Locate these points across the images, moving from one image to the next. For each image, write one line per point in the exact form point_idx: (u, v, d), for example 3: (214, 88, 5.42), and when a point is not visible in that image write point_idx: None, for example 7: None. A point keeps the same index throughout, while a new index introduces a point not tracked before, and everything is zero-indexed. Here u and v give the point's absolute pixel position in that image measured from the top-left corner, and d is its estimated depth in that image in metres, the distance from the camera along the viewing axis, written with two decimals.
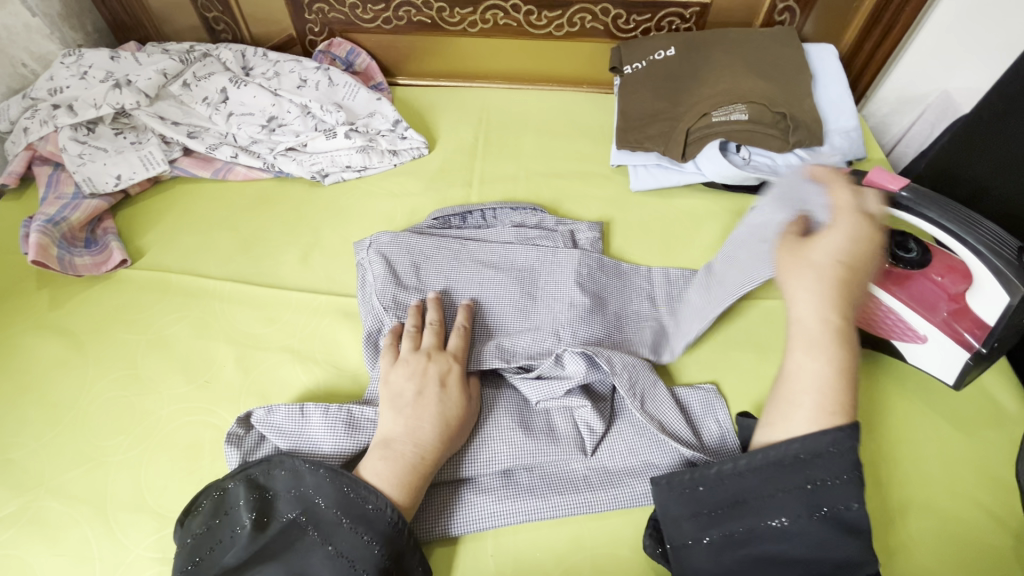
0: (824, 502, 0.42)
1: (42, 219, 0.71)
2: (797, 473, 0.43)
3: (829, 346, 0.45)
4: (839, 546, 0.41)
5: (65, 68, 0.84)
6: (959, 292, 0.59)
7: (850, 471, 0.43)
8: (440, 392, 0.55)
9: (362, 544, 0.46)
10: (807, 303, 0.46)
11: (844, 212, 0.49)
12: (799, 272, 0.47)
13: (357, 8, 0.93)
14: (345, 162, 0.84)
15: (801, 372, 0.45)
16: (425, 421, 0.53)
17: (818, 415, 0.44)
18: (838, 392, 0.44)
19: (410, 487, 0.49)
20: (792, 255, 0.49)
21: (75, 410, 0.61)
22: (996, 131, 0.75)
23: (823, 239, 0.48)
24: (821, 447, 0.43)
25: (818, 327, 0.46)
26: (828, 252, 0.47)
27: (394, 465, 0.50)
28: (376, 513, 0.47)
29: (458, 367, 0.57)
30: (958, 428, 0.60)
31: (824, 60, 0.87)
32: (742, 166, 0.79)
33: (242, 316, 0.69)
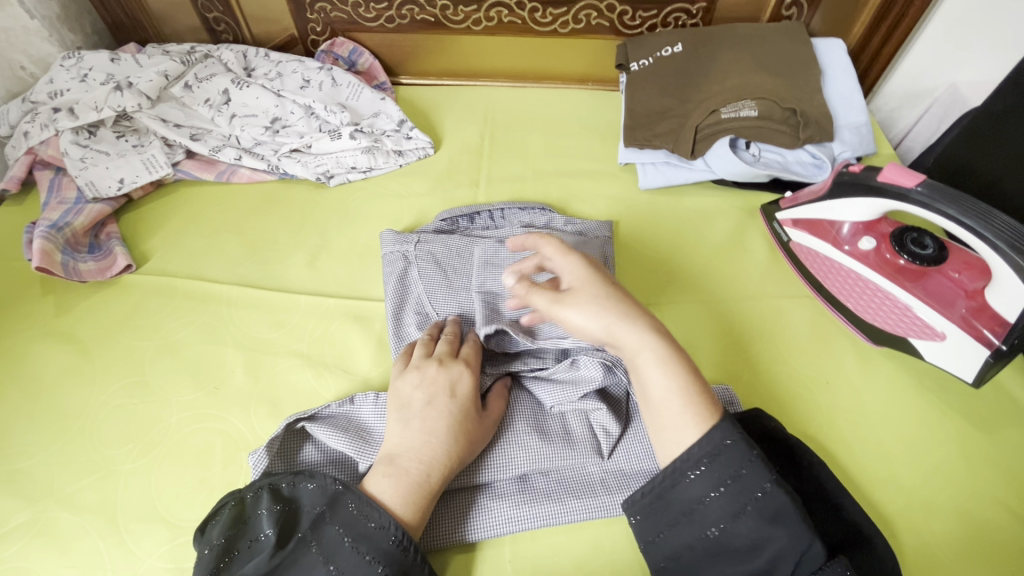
0: (742, 498, 0.42)
1: (46, 225, 0.70)
2: (708, 482, 0.43)
3: (669, 356, 0.46)
4: (769, 536, 0.41)
5: (66, 71, 0.83)
6: (976, 289, 0.60)
7: (749, 454, 0.42)
8: (450, 403, 0.53)
9: (364, 567, 0.44)
10: (630, 328, 0.47)
11: (561, 258, 0.50)
12: (598, 314, 0.47)
13: (360, 7, 0.92)
14: (350, 163, 0.83)
15: (665, 392, 0.45)
16: (434, 435, 0.52)
17: (697, 417, 0.44)
18: (697, 389, 0.45)
19: (417, 505, 0.49)
20: (566, 310, 0.48)
21: (84, 418, 0.60)
22: (1007, 125, 0.75)
23: (585, 278, 0.49)
24: (716, 445, 0.43)
25: (654, 342, 0.46)
26: (602, 288, 0.48)
27: (400, 482, 0.49)
28: (378, 531, 0.46)
29: (471, 376, 0.56)
30: (976, 426, 0.59)
31: (834, 55, 0.86)
32: (752, 163, 0.78)
33: (252, 321, 0.68)
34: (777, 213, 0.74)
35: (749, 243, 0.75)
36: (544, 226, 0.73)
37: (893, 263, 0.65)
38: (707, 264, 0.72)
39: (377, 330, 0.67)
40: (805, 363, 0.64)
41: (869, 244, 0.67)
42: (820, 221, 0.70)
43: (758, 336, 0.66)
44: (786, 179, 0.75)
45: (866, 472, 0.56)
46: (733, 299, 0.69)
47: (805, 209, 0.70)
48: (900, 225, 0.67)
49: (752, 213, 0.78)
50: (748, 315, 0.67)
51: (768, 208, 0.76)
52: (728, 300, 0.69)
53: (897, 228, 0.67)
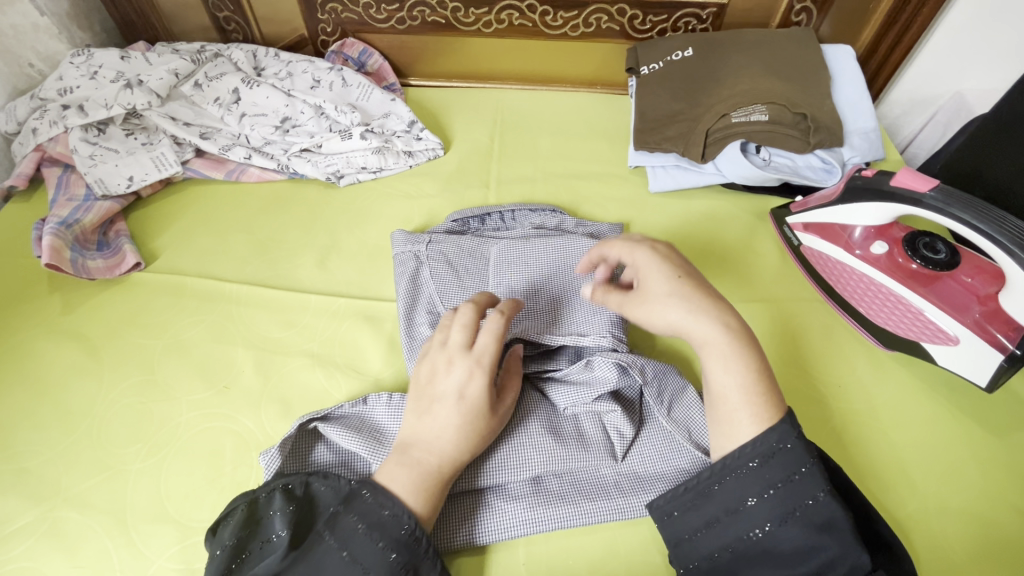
0: (791, 503, 0.43)
1: (55, 221, 0.70)
2: (757, 480, 0.44)
3: (734, 353, 0.47)
4: (814, 546, 0.41)
5: (75, 68, 0.82)
6: (989, 294, 0.60)
7: (804, 462, 0.43)
8: (457, 405, 0.51)
9: (379, 556, 0.43)
10: (700, 322, 0.48)
11: (637, 258, 0.53)
12: (667, 314, 0.49)
13: (371, 8, 0.92)
14: (361, 163, 0.82)
15: (726, 386, 0.47)
16: (445, 431, 0.50)
17: (757, 416, 0.45)
18: (762, 385, 0.46)
19: (430, 501, 0.47)
20: (639, 310, 0.51)
21: (92, 417, 0.60)
22: (1015, 132, 0.76)
23: (659, 274, 0.51)
24: (770, 446, 0.44)
25: (722, 338, 0.48)
26: (676, 284, 0.50)
27: (414, 474, 0.48)
28: (391, 519, 0.45)
29: (480, 373, 0.52)
30: (987, 429, 0.60)
31: (844, 61, 0.87)
32: (763, 167, 0.78)
33: (262, 320, 0.67)
34: (787, 217, 0.74)
35: (759, 247, 0.75)
36: (555, 228, 0.73)
37: (906, 267, 0.65)
38: (718, 268, 0.72)
39: (388, 331, 0.67)
40: (817, 367, 0.64)
41: (881, 248, 0.67)
42: (832, 225, 0.70)
43: (771, 339, 0.66)
44: (796, 183, 0.75)
45: (880, 475, 0.56)
46: (744, 302, 0.69)
47: (816, 213, 0.70)
48: (912, 230, 0.68)
49: (761, 217, 0.78)
50: (760, 318, 0.67)
51: (779, 212, 0.76)
52: (741, 303, 0.69)
53: (909, 233, 0.67)
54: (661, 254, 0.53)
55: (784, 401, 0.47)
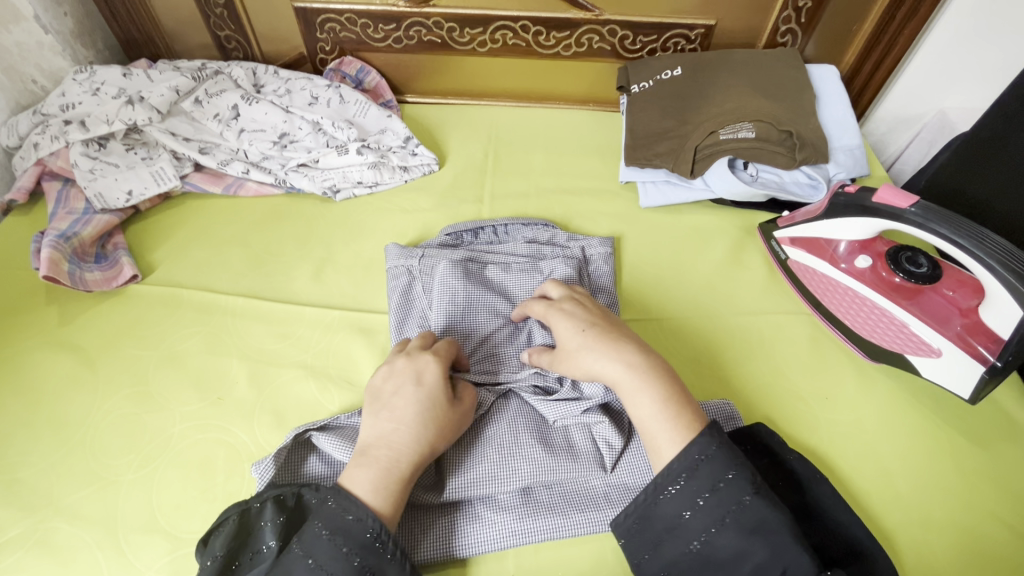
0: (721, 511, 0.44)
1: (54, 234, 0.71)
2: (688, 496, 0.44)
3: (640, 386, 0.50)
4: (749, 550, 0.43)
5: (78, 85, 0.84)
6: (970, 307, 0.61)
7: (728, 468, 0.44)
8: (415, 394, 0.53)
9: (342, 561, 0.43)
10: (604, 364, 0.52)
11: (546, 314, 0.59)
12: (574, 361, 0.54)
13: (369, 28, 0.94)
14: (357, 178, 0.84)
15: (642, 419, 0.50)
16: (402, 424, 0.51)
17: (674, 440, 0.47)
18: (673, 409, 0.49)
19: (391, 499, 0.48)
20: (557, 360, 0.56)
21: (85, 428, 0.60)
22: (995, 150, 0.78)
23: (565, 329, 0.56)
24: (693, 460, 0.45)
25: (625, 376, 0.51)
26: (580, 333, 0.55)
27: (372, 471, 0.48)
28: (355, 523, 0.45)
29: (439, 363, 0.55)
30: (971, 441, 0.60)
31: (828, 80, 0.89)
32: (750, 183, 0.80)
33: (257, 332, 0.68)
34: (775, 231, 0.76)
35: (747, 262, 0.76)
36: (548, 242, 0.75)
37: (889, 281, 0.67)
38: (706, 281, 0.74)
39: (381, 342, 0.68)
40: (804, 379, 0.65)
41: (865, 262, 0.68)
42: (817, 239, 0.71)
43: (759, 350, 0.67)
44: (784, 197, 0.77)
45: (865, 486, 0.57)
46: (732, 315, 0.70)
47: (802, 227, 0.72)
48: (895, 244, 0.69)
49: (749, 232, 0.80)
50: (747, 331, 0.68)
51: (766, 227, 0.78)
52: (728, 317, 0.70)
53: (892, 247, 0.68)
54: (566, 306, 0.58)
55: (700, 421, 0.49)
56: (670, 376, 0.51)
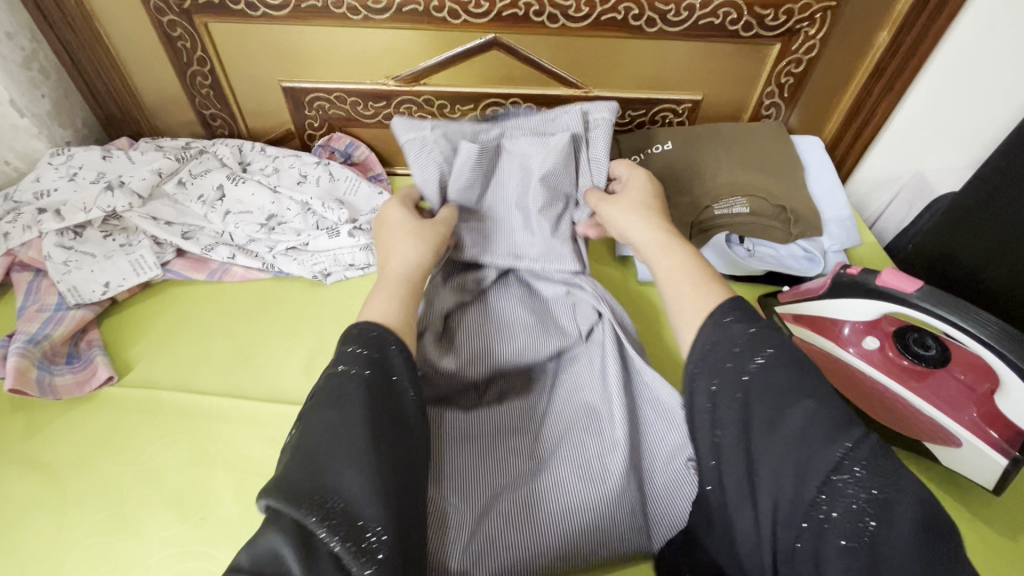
0: (737, 385, 0.39)
1: (22, 339, 0.66)
2: (711, 369, 0.41)
3: (676, 245, 0.54)
4: (783, 422, 0.37)
5: (54, 169, 0.81)
6: (985, 391, 0.60)
7: (738, 341, 0.41)
8: (402, 226, 0.58)
9: (376, 363, 0.43)
10: (647, 221, 0.56)
11: (628, 174, 0.64)
12: (634, 213, 0.58)
13: (358, 105, 0.93)
14: (348, 260, 0.81)
15: (668, 266, 0.52)
16: (400, 249, 0.55)
17: (711, 291, 0.47)
18: (699, 265, 0.51)
19: (400, 311, 0.49)
20: (616, 204, 0.59)
21: (51, 561, 0.54)
22: (980, 221, 0.80)
23: (631, 194, 0.61)
24: (713, 335, 0.42)
25: (665, 233, 0.55)
26: (644, 202, 0.59)
27: (391, 298, 0.50)
28: (383, 334, 0.45)
29: (412, 205, 0.61)
30: (1001, 532, 0.58)
31: (812, 152, 0.91)
32: (746, 259, 0.80)
33: (244, 438, 0.63)
34: (776, 307, 0.76)
35: None
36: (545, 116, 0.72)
37: (897, 362, 0.65)
38: None
39: None
40: None
41: (872, 343, 0.67)
42: (821, 319, 0.70)
43: None
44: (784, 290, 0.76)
45: None
46: None
47: (806, 306, 0.71)
48: (900, 323, 0.68)
49: (750, 305, 0.80)
50: None
51: (766, 301, 0.78)
52: None
53: (898, 327, 0.67)
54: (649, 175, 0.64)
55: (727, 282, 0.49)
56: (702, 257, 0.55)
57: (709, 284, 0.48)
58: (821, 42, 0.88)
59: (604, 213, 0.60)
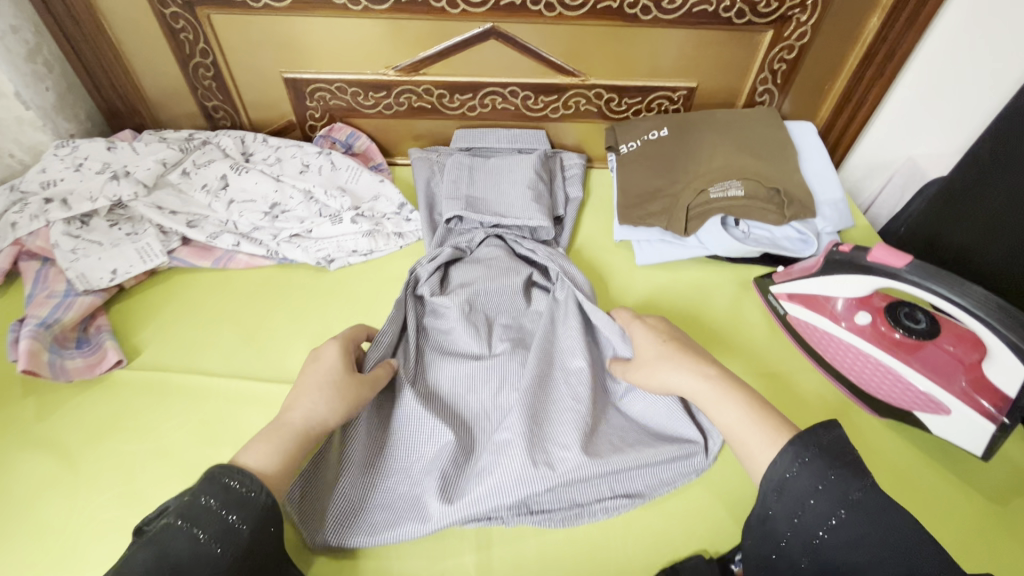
0: (821, 518, 0.42)
1: (33, 322, 0.67)
2: (791, 498, 0.43)
3: (725, 395, 0.54)
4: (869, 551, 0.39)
5: (60, 160, 0.82)
6: (973, 361, 0.61)
7: (821, 477, 0.42)
8: (323, 370, 0.58)
9: (217, 516, 0.42)
10: (685, 379, 0.57)
11: (634, 328, 0.65)
12: (679, 375, 0.57)
13: (359, 95, 0.94)
14: (351, 247, 0.83)
15: (728, 425, 0.52)
16: (312, 397, 0.55)
17: (769, 435, 0.49)
18: (760, 413, 0.51)
19: (275, 464, 0.50)
20: (647, 369, 0.60)
21: (67, 537, 0.56)
22: (968, 201, 0.82)
23: (648, 342, 0.62)
24: (786, 468, 0.44)
25: (707, 388, 0.55)
26: (664, 347, 0.61)
27: (275, 443, 0.51)
28: (248, 493, 0.45)
29: (343, 350, 0.61)
30: (991, 498, 0.60)
31: (805, 137, 0.93)
32: (743, 240, 0.81)
33: (252, 418, 0.65)
34: (770, 286, 0.78)
35: (747, 318, 0.78)
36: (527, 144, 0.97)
37: (889, 336, 0.67)
38: (708, 340, 0.75)
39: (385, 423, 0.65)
40: None
41: (864, 318, 0.69)
42: (814, 295, 0.72)
43: None
44: (780, 271, 0.77)
45: None
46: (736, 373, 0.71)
47: (799, 284, 0.73)
48: (891, 299, 0.70)
49: (745, 286, 0.82)
50: None
51: (762, 281, 0.79)
52: None
53: (889, 303, 0.69)
54: (653, 321, 0.65)
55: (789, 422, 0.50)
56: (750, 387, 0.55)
57: (766, 429, 0.50)
58: (814, 28, 0.89)
59: (632, 376, 0.61)
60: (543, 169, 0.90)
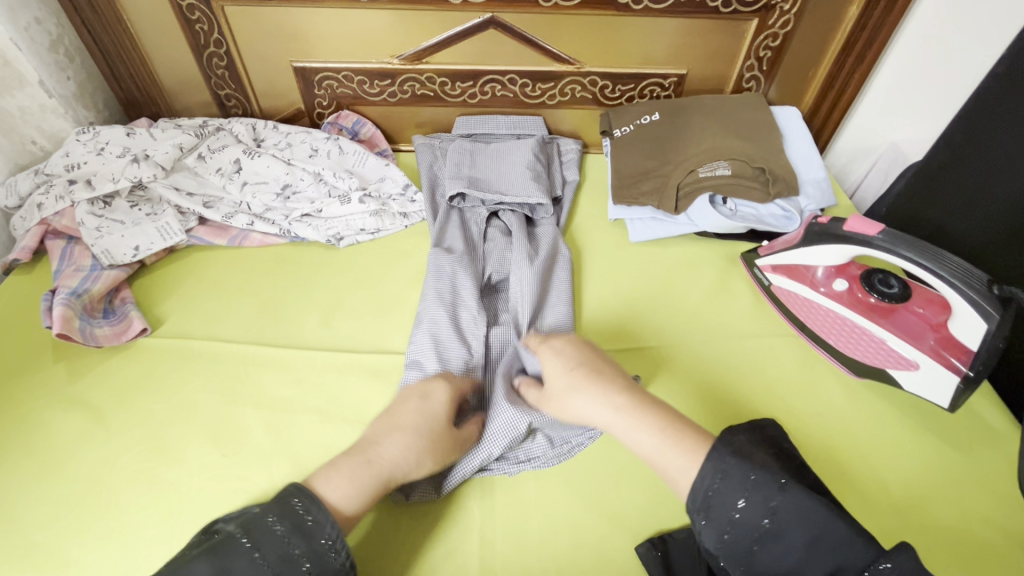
0: (746, 528, 0.46)
1: (65, 292, 0.72)
2: (720, 515, 0.47)
3: (636, 424, 0.53)
4: (788, 548, 0.45)
5: (82, 144, 0.86)
6: (940, 322, 0.67)
7: (742, 491, 0.46)
8: (424, 418, 0.59)
9: (279, 543, 0.47)
10: (596, 408, 0.55)
11: (543, 352, 0.62)
12: (591, 404, 0.56)
13: (365, 84, 0.99)
14: (359, 225, 0.88)
15: (644, 452, 0.52)
16: (409, 445, 0.56)
17: (688, 455, 0.50)
18: (674, 436, 0.51)
19: (361, 501, 0.52)
20: (555, 403, 0.58)
21: (102, 486, 0.60)
22: (944, 180, 0.86)
23: (557, 370, 0.59)
24: (711, 490, 0.47)
25: (618, 419, 0.54)
26: (572, 376, 0.58)
27: (360, 484, 0.53)
28: (314, 526, 0.48)
29: (449, 399, 0.62)
30: (957, 449, 0.65)
31: (789, 121, 0.98)
32: (731, 217, 0.86)
33: (269, 380, 0.69)
34: (757, 260, 0.82)
35: (733, 290, 0.82)
36: (526, 130, 1.02)
37: (865, 301, 0.73)
38: (696, 310, 0.79)
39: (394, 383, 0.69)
40: (798, 397, 0.69)
41: (842, 285, 0.75)
42: (796, 266, 0.78)
43: (749, 375, 0.71)
44: (764, 244, 0.82)
45: (867, 498, 0.61)
46: (722, 338, 0.75)
47: (782, 255, 0.78)
48: (867, 268, 0.75)
49: (733, 261, 0.86)
50: (740, 358, 0.73)
51: (748, 256, 0.84)
52: (718, 344, 0.75)
53: (865, 270, 0.75)
54: (563, 344, 0.62)
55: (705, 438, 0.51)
56: (664, 407, 0.54)
57: (682, 452, 0.50)
58: (797, 16, 0.94)
59: (545, 401, 0.60)
60: (540, 153, 0.95)
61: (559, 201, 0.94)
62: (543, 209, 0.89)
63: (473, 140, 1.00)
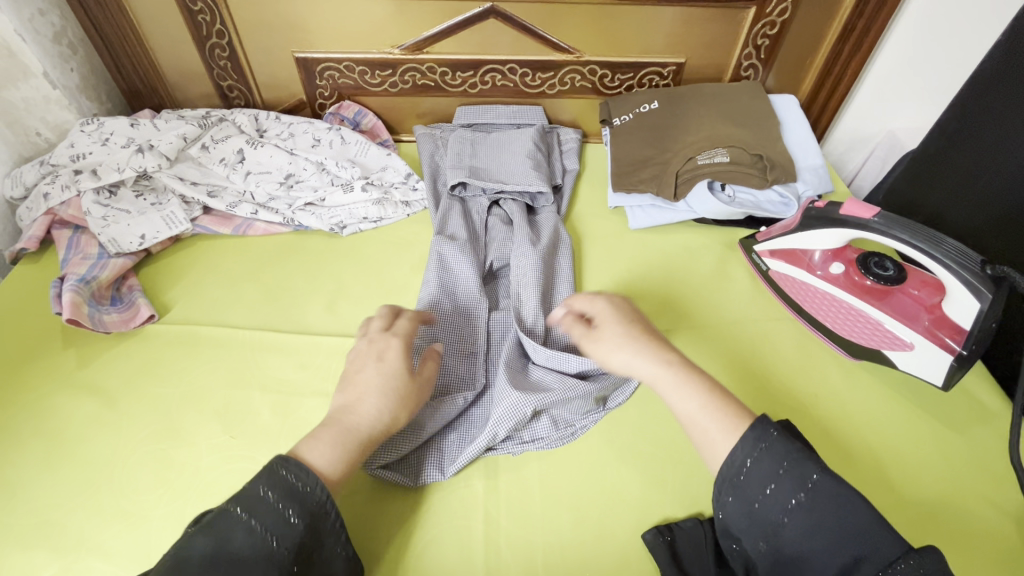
0: (777, 504, 0.45)
1: (74, 279, 0.73)
2: (750, 488, 0.46)
3: (684, 381, 0.54)
4: (824, 529, 0.43)
5: (87, 135, 0.87)
6: (934, 303, 0.68)
7: (778, 466, 0.45)
8: (384, 373, 0.57)
9: (273, 509, 0.45)
10: (646, 363, 0.57)
11: (596, 307, 0.63)
12: (643, 358, 0.57)
13: (366, 74, 1.00)
14: (362, 214, 0.89)
15: (687, 411, 0.53)
16: (375, 400, 0.55)
17: (732, 419, 0.50)
18: (720, 397, 0.52)
19: (344, 463, 0.51)
20: (609, 348, 0.59)
21: (113, 467, 0.61)
22: (940, 165, 0.87)
23: (613, 321, 0.61)
24: (742, 460, 0.47)
25: (668, 373, 0.55)
26: (627, 329, 0.60)
27: (341, 446, 0.52)
28: (304, 489, 0.47)
29: (404, 349, 0.60)
30: (950, 426, 0.66)
31: (788, 108, 0.99)
32: (729, 203, 0.87)
33: (275, 364, 0.71)
34: (754, 245, 0.84)
35: (731, 275, 0.83)
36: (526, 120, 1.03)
37: (861, 284, 0.74)
38: (695, 294, 0.81)
39: None
40: (794, 378, 0.71)
41: (838, 268, 0.76)
42: (793, 250, 0.79)
43: (746, 357, 0.73)
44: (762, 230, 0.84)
45: (862, 474, 0.62)
46: (720, 322, 0.77)
47: (779, 241, 0.80)
48: (863, 251, 0.76)
49: (731, 247, 0.88)
50: (738, 341, 0.74)
51: (746, 242, 0.85)
52: (716, 327, 0.76)
53: (861, 254, 0.75)
54: (616, 304, 0.64)
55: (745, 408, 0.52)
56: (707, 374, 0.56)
57: (726, 413, 0.51)
58: (794, 5, 0.95)
59: (595, 349, 0.60)
60: (540, 141, 0.96)
61: (560, 189, 0.95)
62: (544, 197, 0.90)
63: (473, 129, 1.01)
